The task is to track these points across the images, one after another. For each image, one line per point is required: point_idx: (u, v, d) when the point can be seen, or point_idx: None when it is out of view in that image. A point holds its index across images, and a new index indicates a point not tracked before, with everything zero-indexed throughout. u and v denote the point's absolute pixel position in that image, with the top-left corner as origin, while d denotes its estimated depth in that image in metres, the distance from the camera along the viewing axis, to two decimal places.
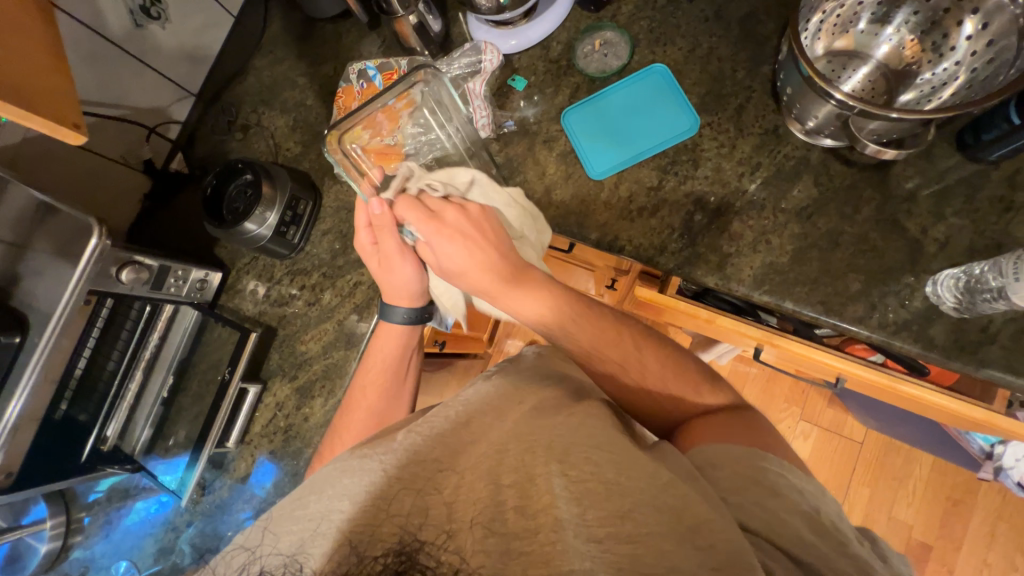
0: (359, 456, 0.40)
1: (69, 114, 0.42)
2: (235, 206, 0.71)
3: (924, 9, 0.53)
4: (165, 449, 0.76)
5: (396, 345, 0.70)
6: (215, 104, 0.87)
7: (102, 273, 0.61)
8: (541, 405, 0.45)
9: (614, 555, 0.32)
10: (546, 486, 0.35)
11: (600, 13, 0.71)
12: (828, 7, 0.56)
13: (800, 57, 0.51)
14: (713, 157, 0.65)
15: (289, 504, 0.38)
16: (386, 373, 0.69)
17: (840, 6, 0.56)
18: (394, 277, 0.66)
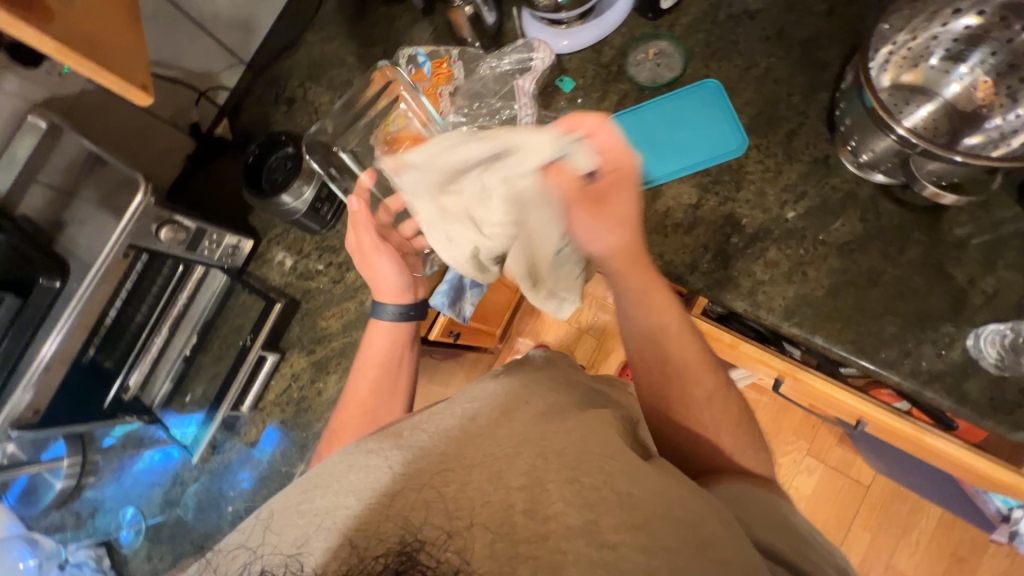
0: (365, 450, 0.40)
1: (135, 72, 0.42)
2: (274, 177, 0.73)
3: (1004, 52, 0.51)
4: (181, 404, 0.78)
5: (391, 339, 0.67)
6: (263, 74, 0.88)
7: (143, 229, 0.62)
8: (552, 408, 0.44)
9: (630, 561, 0.32)
10: (553, 495, 0.34)
11: (657, 21, 0.70)
12: (899, 39, 0.54)
13: (866, 86, 0.50)
14: (757, 181, 0.64)
15: (292, 497, 0.39)
16: (379, 366, 0.65)
17: (912, 39, 0.54)
18: (374, 272, 0.68)
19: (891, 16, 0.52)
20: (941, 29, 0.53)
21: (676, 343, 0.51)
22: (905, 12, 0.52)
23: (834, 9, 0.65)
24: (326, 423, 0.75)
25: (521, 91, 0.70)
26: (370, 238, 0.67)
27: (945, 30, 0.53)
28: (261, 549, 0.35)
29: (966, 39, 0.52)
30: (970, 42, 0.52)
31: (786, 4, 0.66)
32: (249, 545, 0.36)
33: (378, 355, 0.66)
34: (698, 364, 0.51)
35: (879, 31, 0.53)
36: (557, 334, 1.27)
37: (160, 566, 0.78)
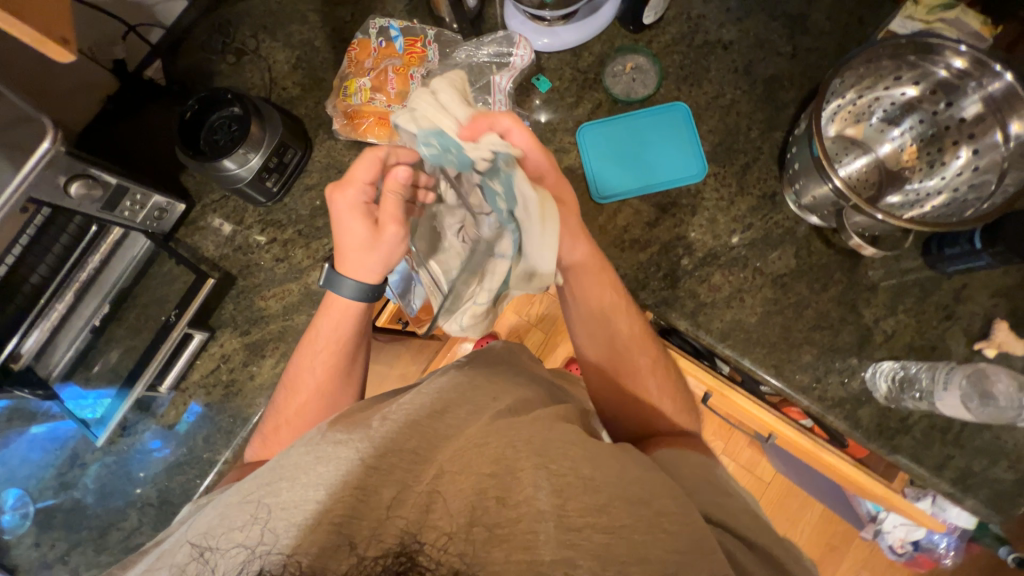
0: (333, 442, 0.39)
1: (56, 21, 0.36)
2: (216, 138, 0.66)
3: (929, 122, 0.57)
4: (85, 378, 0.70)
5: (346, 323, 0.56)
6: (208, 16, 0.78)
7: (49, 182, 0.54)
8: (516, 406, 0.45)
9: (592, 545, 0.35)
10: (525, 480, 0.36)
11: (637, 36, 0.71)
12: (848, 95, 0.59)
13: (816, 136, 0.54)
14: (711, 208, 0.67)
15: (256, 487, 0.37)
16: (331, 340, 0.56)
17: (859, 96, 0.59)
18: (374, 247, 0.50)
19: (845, 72, 0.55)
20: (884, 92, 0.58)
21: (626, 348, 0.60)
22: (856, 71, 0.56)
23: (796, 53, 0.69)
24: (257, 409, 0.71)
25: (497, 87, 0.68)
26: (391, 208, 0.49)
27: (887, 94, 0.58)
28: (220, 548, 0.34)
29: (901, 105, 0.58)
30: (904, 109, 0.58)
31: (756, 41, 0.70)
32: (210, 545, 0.34)
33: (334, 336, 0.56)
34: (647, 369, 0.59)
35: (834, 84, 0.56)
36: (507, 327, 1.28)
37: (52, 553, 0.70)
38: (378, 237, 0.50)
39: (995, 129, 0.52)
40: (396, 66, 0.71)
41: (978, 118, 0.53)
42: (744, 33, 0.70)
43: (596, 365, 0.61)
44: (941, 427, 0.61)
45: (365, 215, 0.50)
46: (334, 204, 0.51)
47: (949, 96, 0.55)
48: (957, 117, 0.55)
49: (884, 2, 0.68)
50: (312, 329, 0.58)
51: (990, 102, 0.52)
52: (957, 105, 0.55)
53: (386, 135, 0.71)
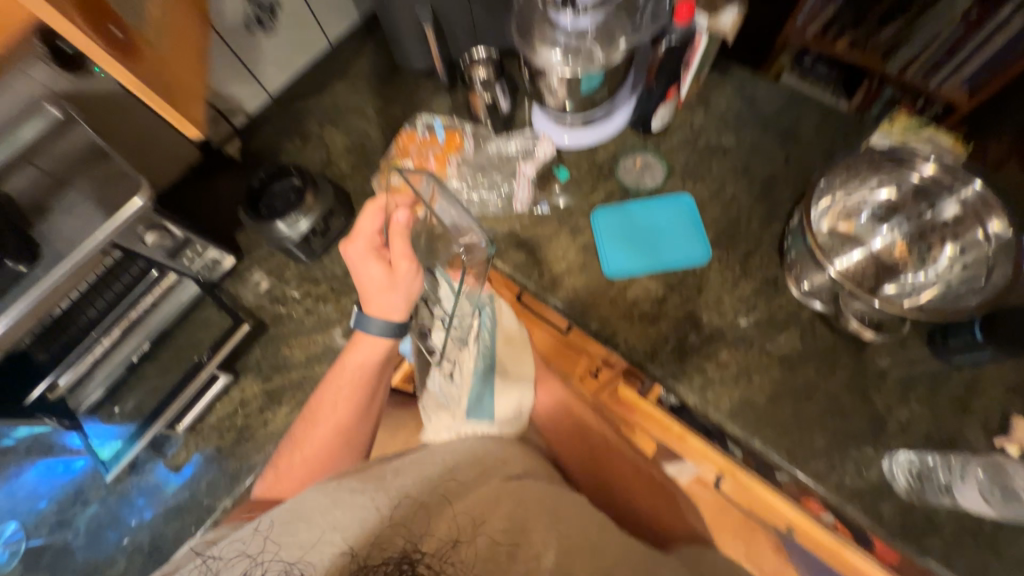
0: (349, 488, 0.40)
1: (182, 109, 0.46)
2: (273, 204, 0.75)
3: (914, 223, 0.62)
4: (108, 414, 0.74)
5: (373, 362, 0.58)
6: (286, 109, 0.94)
7: (130, 231, 0.63)
8: (529, 472, 0.47)
9: None
10: (535, 543, 0.37)
11: (646, 138, 0.81)
12: (836, 195, 0.64)
13: (807, 230, 0.59)
14: (716, 288, 0.71)
15: (270, 529, 0.38)
16: (357, 377, 0.58)
17: (847, 197, 0.64)
18: (393, 283, 0.54)
19: (828, 176, 0.62)
20: (869, 195, 0.64)
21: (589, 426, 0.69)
22: (839, 175, 0.62)
23: (789, 158, 0.78)
24: (265, 457, 0.71)
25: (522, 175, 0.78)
26: (400, 246, 0.53)
27: (870, 196, 0.64)
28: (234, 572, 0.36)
29: (886, 205, 0.64)
30: (888, 209, 0.63)
31: (752, 148, 0.79)
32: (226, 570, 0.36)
33: (358, 374, 0.58)
34: (628, 453, 0.67)
35: (822, 184, 0.62)
36: None
37: None
38: (395, 275, 0.54)
39: (976, 228, 0.58)
40: (436, 153, 0.83)
41: (959, 219, 0.59)
42: (741, 141, 0.80)
43: (583, 449, 0.67)
44: (973, 531, 0.58)
45: (379, 257, 0.55)
46: (348, 255, 0.56)
47: (929, 200, 0.61)
48: (940, 218, 0.61)
49: (864, 122, 0.78)
50: (336, 366, 0.59)
51: (968, 206, 0.58)
52: (938, 208, 0.61)
53: None
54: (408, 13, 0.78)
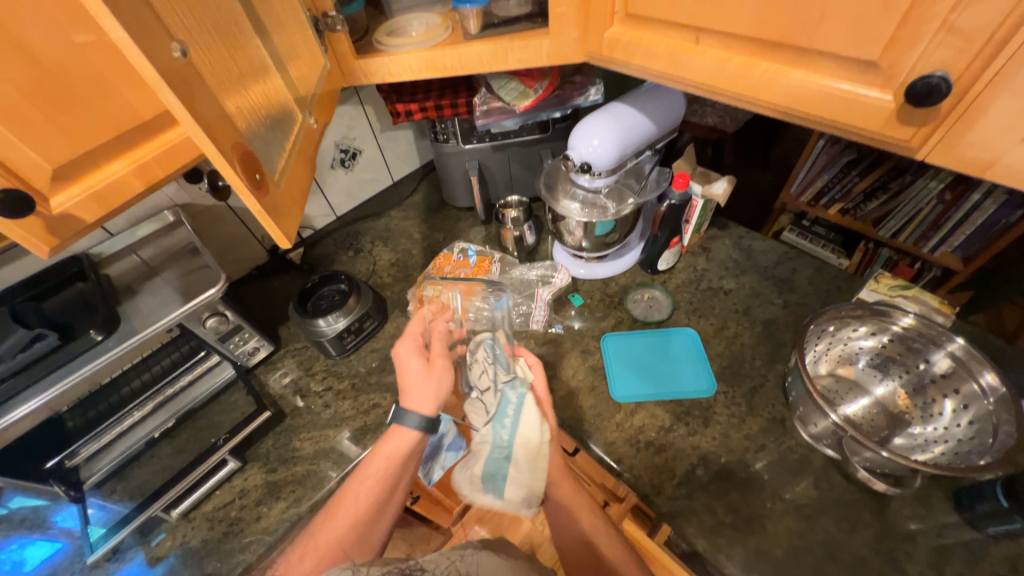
0: None
1: None
2: (320, 303, 0.85)
3: (912, 374, 0.65)
4: (109, 492, 0.73)
5: (402, 455, 0.59)
6: (347, 228, 1.12)
7: (197, 315, 0.72)
8: None
9: None
10: None
11: (653, 276, 0.91)
12: (832, 343, 0.69)
13: (803, 373, 0.63)
14: (723, 422, 0.72)
15: None
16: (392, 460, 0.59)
17: (843, 344, 0.69)
18: (423, 376, 0.61)
19: (818, 323, 0.67)
20: (862, 344, 0.68)
21: (597, 533, 0.66)
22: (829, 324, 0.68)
23: (787, 304, 0.84)
24: (247, 559, 0.67)
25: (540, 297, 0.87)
26: (440, 347, 0.64)
27: (864, 345, 0.68)
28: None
29: (880, 354, 0.67)
30: (882, 358, 0.67)
31: (751, 292, 0.87)
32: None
33: (387, 465, 0.59)
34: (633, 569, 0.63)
35: (811, 332, 0.67)
36: None
37: None
38: (432, 367, 0.62)
39: (971, 381, 0.59)
40: (466, 273, 0.93)
41: (952, 372, 0.61)
42: (741, 286, 0.88)
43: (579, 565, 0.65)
44: None
45: (419, 354, 0.63)
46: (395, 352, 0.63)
47: (920, 353, 0.64)
48: (934, 370, 0.63)
49: (855, 278, 0.86)
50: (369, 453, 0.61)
51: (957, 360, 0.60)
52: (930, 360, 0.63)
53: None
54: (459, 167, 0.98)
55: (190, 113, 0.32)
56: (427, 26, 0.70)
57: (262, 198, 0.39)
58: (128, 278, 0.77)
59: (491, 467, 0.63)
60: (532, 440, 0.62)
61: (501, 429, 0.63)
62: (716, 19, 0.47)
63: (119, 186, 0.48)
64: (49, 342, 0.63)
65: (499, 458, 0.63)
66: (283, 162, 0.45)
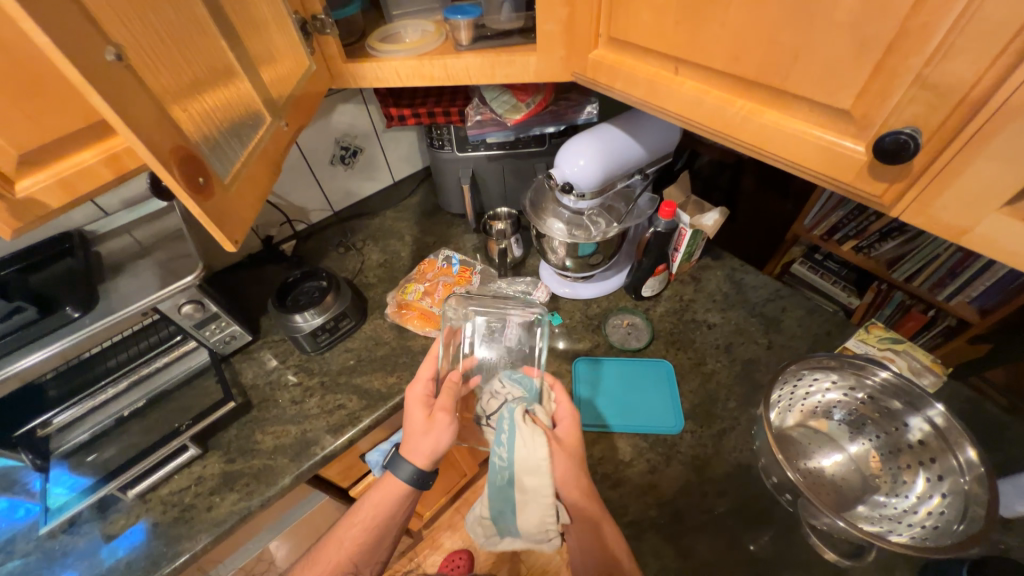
0: None
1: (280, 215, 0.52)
2: (299, 299, 0.86)
3: (888, 437, 0.61)
4: (78, 462, 0.73)
5: (388, 502, 0.64)
6: (342, 224, 1.13)
7: (173, 300, 0.74)
8: None
9: None
10: None
11: (637, 302, 0.89)
12: (807, 394, 0.66)
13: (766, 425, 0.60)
14: (686, 462, 0.69)
15: None
16: (364, 528, 0.63)
17: (818, 396, 0.66)
18: (427, 429, 0.64)
19: (791, 373, 0.64)
20: (839, 399, 0.65)
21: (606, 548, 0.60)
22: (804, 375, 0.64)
23: (772, 345, 0.81)
24: (193, 547, 0.68)
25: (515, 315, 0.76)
26: (445, 400, 0.65)
27: (840, 401, 0.65)
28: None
29: (855, 412, 0.64)
30: (855, 416, 0.64)
31: (736, 328, 0.84)
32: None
33: (372, 513, 0.64)
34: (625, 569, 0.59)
35: (784, 381, 0.65)
36: None
37: None
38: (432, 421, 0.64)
39: (948, 454, 0.55)
40: (446, 282, 0.92)
41: (929, 442, 0.57)
42: (726, 321, 0.85)
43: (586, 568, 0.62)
44: None
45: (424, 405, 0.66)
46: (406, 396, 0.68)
47: (899, 416, 0.60)
48: (911, 437, 0.59)
49: (846, 324, 0.82)
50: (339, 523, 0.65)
51: (936, 429, 0.57)
52: (907, 425, 0.59)
53: (423, 326, 0.87)
54: (454, 174, 0.98)
55: (121, 117, 0.32)
56: (420, 35, 0.70)
57: (204, 202, 0.39)
58: (117, 256, 0.79)
59: (499, 497, 0.62)
60: (528, 455, 0.60)
61: (501, 450, 0.60)
62: (693, 51, 0.45)
63: (86, 174, 0.49)
64: (27, 316, 0.65)
65: (502, 481, 0.61)
66: (239, 165, 0.45)
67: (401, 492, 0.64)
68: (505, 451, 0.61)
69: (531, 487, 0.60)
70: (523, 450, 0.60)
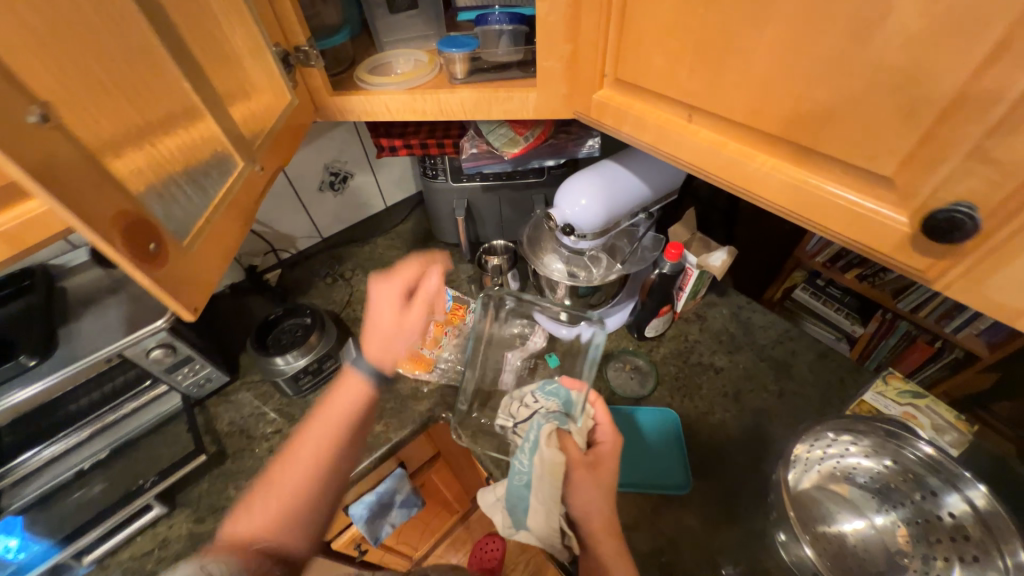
0: None
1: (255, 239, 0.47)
2: (280, 338, 0.81)
3: (917, 512, 0.57)
4: (32, 520, 0.67)
5: (348, 405, 0.62)
6: (331, 252, 1.08)
7: (140, 344, 0.67)
8: None
9: None
10: None
11: (640, 343, 0.84)
12: (832, 456, 0.61)
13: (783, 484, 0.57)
14: (695, 528, 0.64)
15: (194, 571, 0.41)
16: (318, 446, 0.58)
17: (842, 460, 0.61)
18: (398, 335, 0.67)
19: (822, 426, 0.60)
20: (865, 464, 0.60)
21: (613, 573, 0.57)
22: (833, 432, 0.60)
23: (783, 393, 0.76)
24: None
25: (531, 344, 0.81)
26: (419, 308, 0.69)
27: (866, 466, 0.60)
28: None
29: (881, 477, 0.59)
30: (881, 481, 0.59)
31: (744, 373, 0.79)
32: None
33: (334, 414, 0.61)
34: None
35: (810, 437, 0.60)
36: None
37: None
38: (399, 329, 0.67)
39: (991, 546, 0.50)
40: (437, 322, 0.86)
41: (968, 528, 0.52)
42: (734, 364, 0.81)
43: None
44: None
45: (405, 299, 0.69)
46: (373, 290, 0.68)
47: (933, 492, 0.56)
48: (945, 518, 0.54)
49: (861, 371, 0.78)
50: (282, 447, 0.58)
51: (977, 514, 0.52)
52: (942, 504, 0.55)
53: (412, 368, 0.81)
54: (447, 204, 0.93)
55: (43, 186, 0.27)
56: (413, 65, 0.66)
57: (154, 270, 0.34)
58: (83, 292, 0.73)
59: (512, 498, 0.60)
60: (551, 465, 0.59)
61: (520, 456, 0.61)
62: (708, 98, 0.41)
63: None
64: None
65: (516, 487, 0.60)
66: (203, 220, 0.41)
67: (361, 390, 0.64)
68: (529, 459, 0.61)
69: (547, 497, 0.58)
70: (548, 456, 0.59)
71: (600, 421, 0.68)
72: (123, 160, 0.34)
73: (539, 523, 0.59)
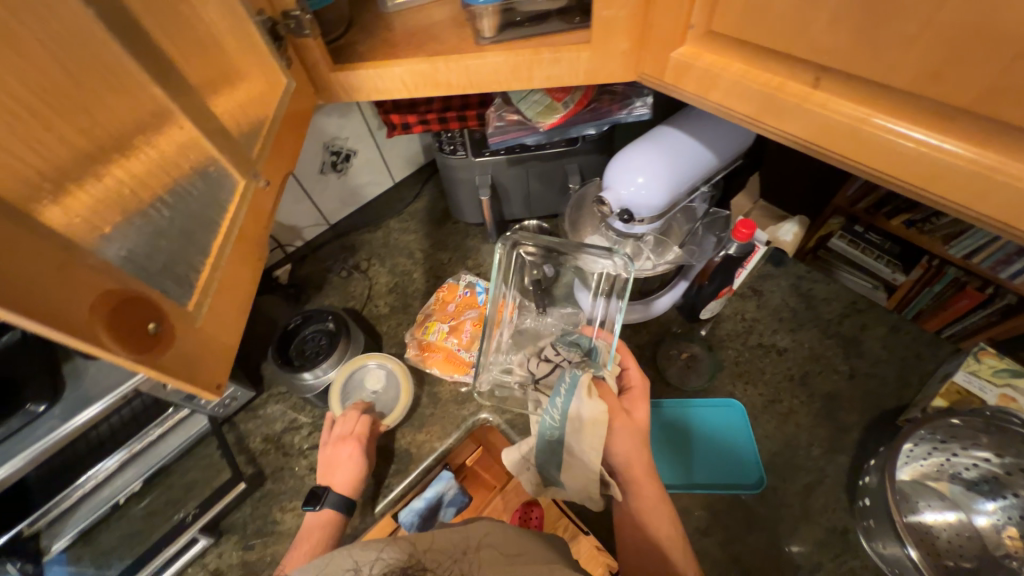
0: None
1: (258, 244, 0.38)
2: (305, 349, 0.74)
3: None
4: (76, 556, 0.64)
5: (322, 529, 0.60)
6: (340, 239, 0.98)
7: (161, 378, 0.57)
8: None
9: None
10: None
11: (693, 325, 0.77)
12: (936, 453, 0.57)
13: (885, 478, 0.53)
14: (771, 529, 0.62)
15: None
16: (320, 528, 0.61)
17: (947, 457, 0.57)
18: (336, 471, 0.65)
19: (927, 425, 0.55)
20: (975, 462, 0.56)
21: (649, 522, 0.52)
22: (941, 429, 0.55)
23: (855, 373, 0.70)
24: None
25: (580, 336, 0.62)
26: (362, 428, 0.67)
27: (976, 464, 0.56)
28: None
29: (990, 475, 0.55)
30: (985, 476, 0.56)
31: (812, 353, 0.73)
32: None
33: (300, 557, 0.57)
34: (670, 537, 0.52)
35: (917, 432, 0.55)
36: None
37: None
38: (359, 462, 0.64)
39: None
40: (473, 320, 0.80)
41: None
42: (799, 343, 0.74)
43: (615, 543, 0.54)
44: None
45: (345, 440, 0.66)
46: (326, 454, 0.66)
47: None
48: None
49: (939, 343, 0.71)
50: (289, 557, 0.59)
51: None
52: None
53: (449, 370, 0.76)
54: (468, 181, 0.82)
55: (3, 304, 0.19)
56: (390, 384, 0.74)
57: (155, 360, 0.27)
58: None
59: (545, 455, 0.53)
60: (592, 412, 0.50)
61: (550, 412, 0.51)
62: (860, 54, 0.31)
63: None
64: None
65: (549, 443, 0.52)
66: (205, 268, 0.33)
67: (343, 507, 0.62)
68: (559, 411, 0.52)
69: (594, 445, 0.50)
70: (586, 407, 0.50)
71: (627, 367, 0.61)
72: (65, 211, 0.24)
73: (576, 472, 0.52)
